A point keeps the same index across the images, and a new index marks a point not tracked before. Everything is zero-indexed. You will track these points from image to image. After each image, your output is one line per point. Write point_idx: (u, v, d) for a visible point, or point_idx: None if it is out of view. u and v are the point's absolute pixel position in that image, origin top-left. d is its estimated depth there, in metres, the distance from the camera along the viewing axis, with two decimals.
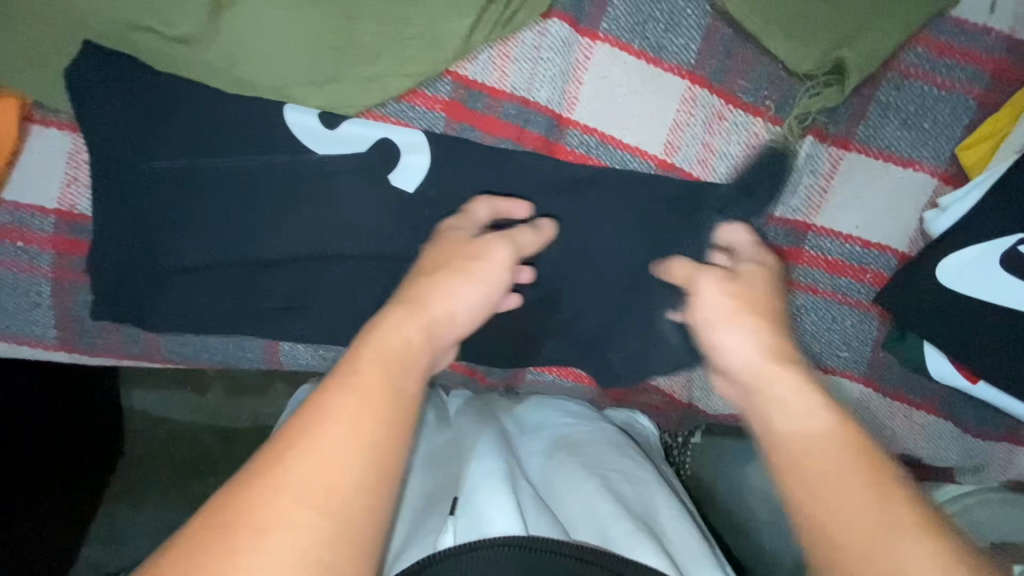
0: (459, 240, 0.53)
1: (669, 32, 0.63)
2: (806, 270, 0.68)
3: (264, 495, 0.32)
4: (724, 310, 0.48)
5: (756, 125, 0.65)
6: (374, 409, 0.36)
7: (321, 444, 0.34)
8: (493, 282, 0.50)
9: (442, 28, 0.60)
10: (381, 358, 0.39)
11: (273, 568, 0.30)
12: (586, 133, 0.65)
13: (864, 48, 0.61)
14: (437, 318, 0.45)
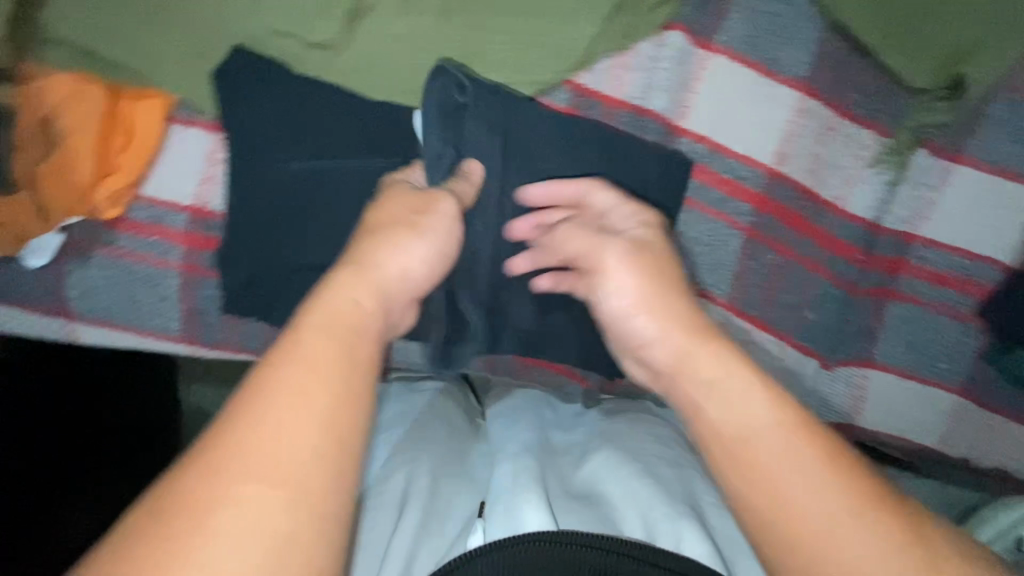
0: (405, 195, 0.54)
1: (784, 46, 0.64)
2: (909, 281, 0.70)
3: (229, 471, 0.32)
4: (639, 296, 0.50)
5: (865, 137, 0.66)
6: (324, 372, 0.37)
7: (274, 417, 0.35)
8: (441, 234, 0.52)
9: (567, 39, 0.63)
10: (325, 331, 0.39)
11: (249, 536, 0.31)
12: (696, 141, 0.67)
13: (987, 64, 0.61)
14: (384, 281, 0.46)
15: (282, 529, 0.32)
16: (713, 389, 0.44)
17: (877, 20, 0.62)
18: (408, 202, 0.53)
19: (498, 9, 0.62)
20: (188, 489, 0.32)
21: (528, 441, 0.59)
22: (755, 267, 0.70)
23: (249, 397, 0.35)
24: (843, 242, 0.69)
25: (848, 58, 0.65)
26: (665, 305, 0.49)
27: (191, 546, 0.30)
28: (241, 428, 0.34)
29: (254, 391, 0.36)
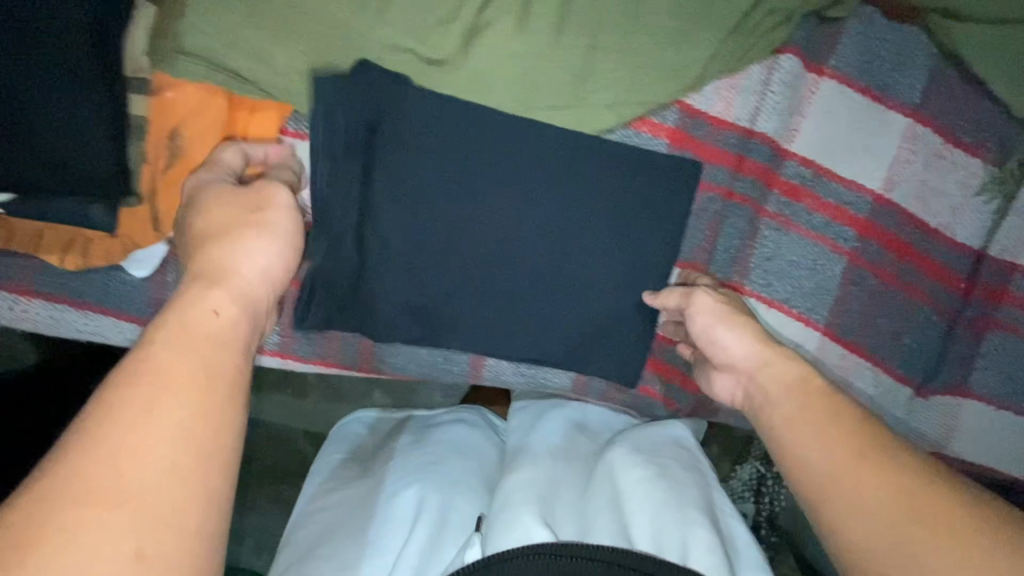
0: (230, 194, 0.51)
1: (895, 71, 0.64)
2: (1009, 310, 0.69)
3: (65, 486, 0.32)
4: (718, 312, 0.61)
5: (974, 166, 0.66)
6: (177, 385, 0.37)
7: (129, 428, 0.34)
8: (291, 230, 0.51)
9: (681, 59, 0.62)
10: (181, 342, 0.39)
11: (90, 556, 0.30)
12: (802, 165, 0.67)
13: None
14: (244, 289, 0.46)
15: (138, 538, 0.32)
16: (779, 378, 0.55)
17: (992, 46, 0.62)
18: (246, 198, 0.51)
19: (616, 27, 0.61)
20: (32, 506, 0.31)
21: (558, 439, 0.65)
22: (856, 293, 0.69)
23: (102, 415, 0.35)
24: (945, 269, 0.68)
25: (962, 86, 0.65)
26: (739, 322, 0.60)
27: (32, 563, 0.29)
28: (101, 446, 0.33)
29: (99, 406, 0.35)
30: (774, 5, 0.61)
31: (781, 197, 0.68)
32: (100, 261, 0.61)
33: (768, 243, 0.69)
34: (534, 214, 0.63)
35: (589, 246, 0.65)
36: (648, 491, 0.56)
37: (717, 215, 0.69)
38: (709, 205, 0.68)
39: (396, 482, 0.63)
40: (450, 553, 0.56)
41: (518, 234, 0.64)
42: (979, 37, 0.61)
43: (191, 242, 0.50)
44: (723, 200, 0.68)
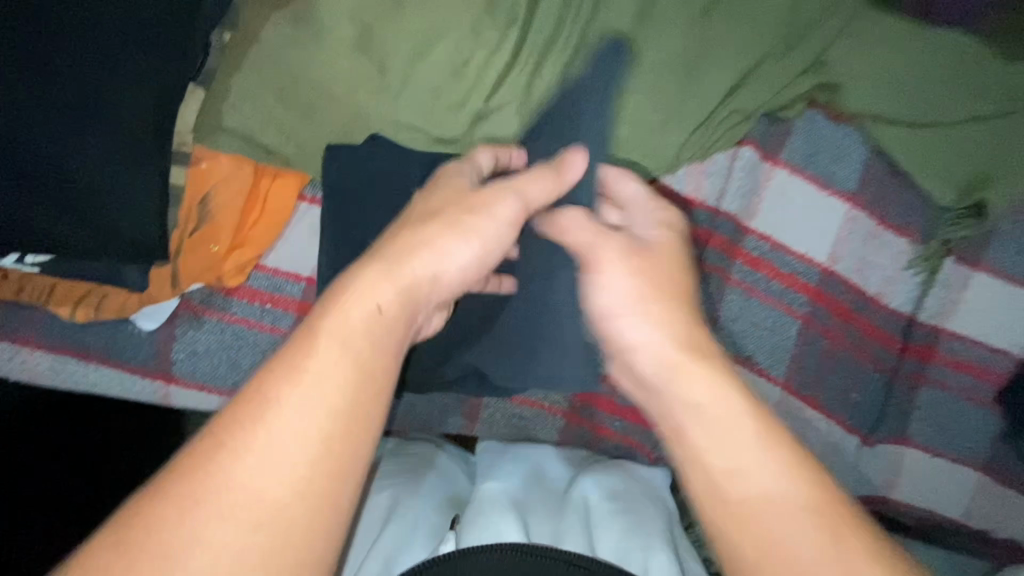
0: (457, 187, 0.53)
1: (834, 164, 0.76)
2: (938, 367, 0.79)
3: (239, 453, 0.36)
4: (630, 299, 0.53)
5: (902, 244, 0.77)
6: (341, 380, 0.39)
7: (297, 410, 0.37)
8: (485, 236, 0.50)
9: (659, 144, 0.72)
10: (347, 338, 0.40)
11: (260, 514, 0.35)
12: (761, 239, 0.77)
13: (1003, 192, 0.73)
14: (415, 282, 0.45)
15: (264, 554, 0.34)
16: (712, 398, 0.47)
17: (915, 146, 0.74)
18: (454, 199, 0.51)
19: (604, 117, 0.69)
20: (211, 462, 0.35)
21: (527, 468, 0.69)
22: (810, 351, 0.78)
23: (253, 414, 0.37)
24: (885, 331, 0.78)
25: (886, 178, 0.78)
26: (656, 311, 0.52)
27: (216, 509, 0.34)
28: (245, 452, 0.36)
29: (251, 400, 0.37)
30: (734, 106, 0.73)
31: (743, 266, 0.77)
32: (113, 314, 0.64)
33: (733, 307, 0.78)
34: None
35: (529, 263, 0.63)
36: (615, 520, 0.61)
37: None
38: None
39: (377, 485, 0.65)
40: (420, 552, 0.56)
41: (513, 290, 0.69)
42: (897, 140, 0.75)
43: (407, 217, 0.51)
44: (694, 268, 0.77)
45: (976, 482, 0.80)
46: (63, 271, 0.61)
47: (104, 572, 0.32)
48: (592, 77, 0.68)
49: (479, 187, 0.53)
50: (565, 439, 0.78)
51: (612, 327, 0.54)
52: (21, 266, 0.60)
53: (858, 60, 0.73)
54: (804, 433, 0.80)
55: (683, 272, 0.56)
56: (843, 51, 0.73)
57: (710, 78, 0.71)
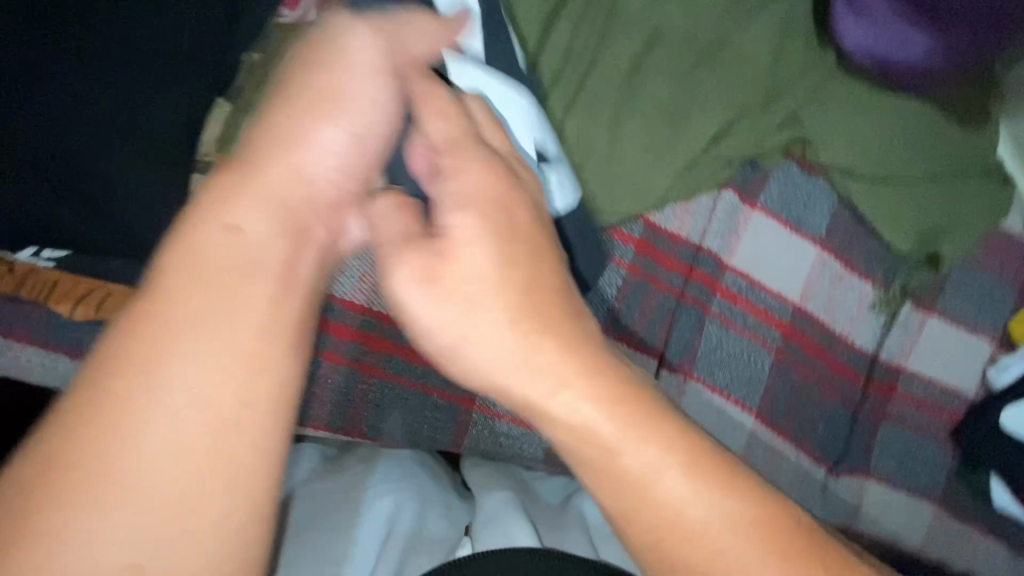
0: (313, 62, 0.47)
1: (807, 211, 0.83)
2: (897, 404, 0.85)
3: (102, 439, 0.34)
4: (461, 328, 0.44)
5: (866, 288, 0.84)
6: (214, 322, 0.37)
7: (161, 373, 0.35)
8: (358, 115, 0.47)
9: (649, 181, 0.78)
10: (204, 274, 0.39)
11: (149, 492, 0.34)
12: (739, 275, 0.82)
13: (951, 245, 0.83)
14: (286, 197, 0.44)
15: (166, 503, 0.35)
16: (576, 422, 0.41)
17: (876, 199, 0.83)
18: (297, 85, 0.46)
19: (600, 154, 0.77)
20: (67, 454, 0.33)
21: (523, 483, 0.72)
22: (781, 384, 0.83)
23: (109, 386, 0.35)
24: (850, 367, 0.84)
25: (852, 227, 0.85)
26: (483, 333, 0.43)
27: (88, 502, 0.33)
28: (112, 439, 0.34)
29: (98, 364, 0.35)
30: (717, 153, 0.80)
31: (721, 300, 0.82)
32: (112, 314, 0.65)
33: (711, 338, 0.82)
34: None
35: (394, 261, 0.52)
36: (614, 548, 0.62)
37: (672, 312, 0.81)
38: (665, 303, 0.81)
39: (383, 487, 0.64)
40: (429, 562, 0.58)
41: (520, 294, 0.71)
42: (860, 192, 0.83)
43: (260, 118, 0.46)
44: (676, 299, 0.81)
45: (933, 516, 0.85)
46: (82, 267, 0.65)
47: None
48: (590, 120, 0.77)
49: (336, 36, 0.48)
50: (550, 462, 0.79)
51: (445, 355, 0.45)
52: (34, 259, 0.63)
53: (825, 120, 0.82)
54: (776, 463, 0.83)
55: (518, 237, 0.46)
56: (812, 111, 0.82)
57: (695, 126, 0.79)
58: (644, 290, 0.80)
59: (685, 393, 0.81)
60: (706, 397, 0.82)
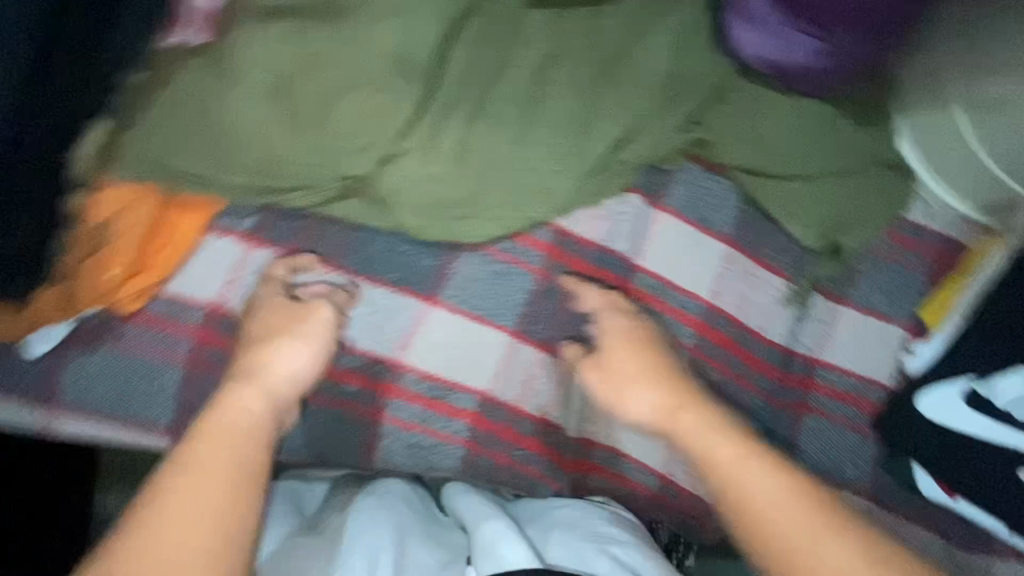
0: (280, 307, 0.70)
1: (714, 210, 0.85)
2: (817, 396, 0.86)
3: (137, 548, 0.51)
4: (646, 381, 0.76)
5: (778, 283, 0.85)
6: (207, 491, 0.54)
7: (172, 510, 0.53)
8: (315, 338, 0.69)
9: (552, 188, 0.80)
10: (212, 441, 0.58)
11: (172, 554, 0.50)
12: (649, 276, 0.83)
13: (852, 238, 0.86)
14: (273, 387, 0.64)
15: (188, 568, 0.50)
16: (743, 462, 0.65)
17: (777, 199, 0.86)
18: (634, 363, 0.75)
19: (504, 162, 0.78)
20: (122, 554, 0.50)
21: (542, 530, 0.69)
22: (699, 381, 0.84)
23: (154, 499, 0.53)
24: (766, 362, 0.85)
25: (760, 224, 0.86)
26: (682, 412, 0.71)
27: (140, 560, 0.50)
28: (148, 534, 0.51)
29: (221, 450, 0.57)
30: (621, 159, 0.82)
31: (636, 301, 0.83)
32: (9, 336, 0.69)
33: (628, 339, 0.83)
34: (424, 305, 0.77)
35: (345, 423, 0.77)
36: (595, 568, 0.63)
37: (587, 315, 0.82)
38: (580, 307, 0.82)
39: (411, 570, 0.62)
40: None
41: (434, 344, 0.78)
42: (760, 192, 0.86)
43: (248, 337, 0.68)
44: (590, 302, 0.82)
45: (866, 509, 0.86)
46: None
47: None
48: (493, 130, 0.78)
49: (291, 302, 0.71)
50: (466, 470, 0.78)
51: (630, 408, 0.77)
52: None
53: (726, 126, 0.86)
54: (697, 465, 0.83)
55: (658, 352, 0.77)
56: (710, 117, 0.86)
57: (599, 134, 0.81)
58: (558, 293, 0.82)
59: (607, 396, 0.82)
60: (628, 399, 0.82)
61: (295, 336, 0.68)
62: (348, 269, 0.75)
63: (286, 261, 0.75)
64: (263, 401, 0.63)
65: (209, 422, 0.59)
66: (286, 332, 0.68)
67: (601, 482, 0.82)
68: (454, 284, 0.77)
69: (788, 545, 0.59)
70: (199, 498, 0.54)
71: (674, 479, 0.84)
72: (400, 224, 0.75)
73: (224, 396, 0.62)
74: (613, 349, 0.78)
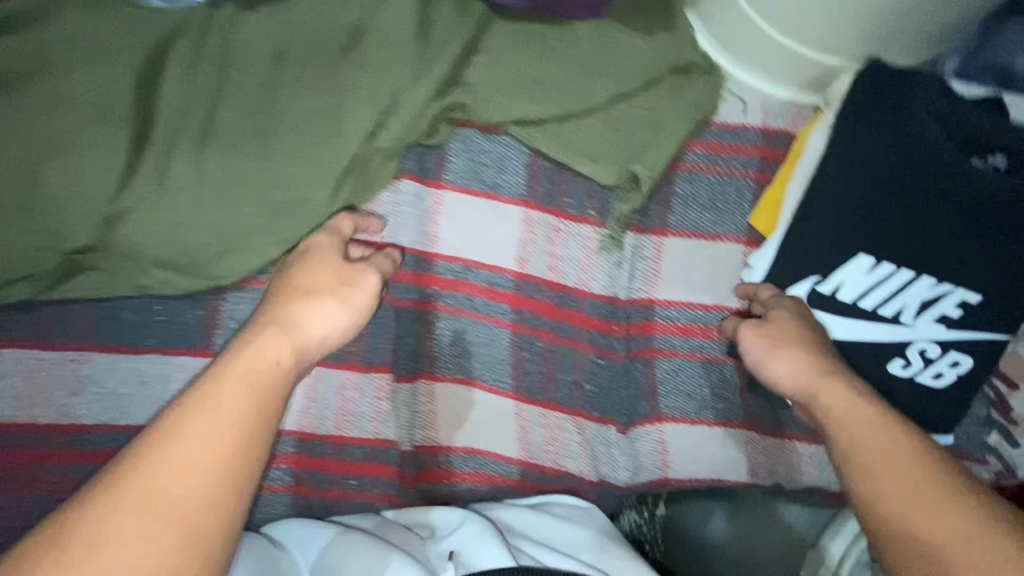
0: (329, 263, 0.67)
1: (499, 173, 0.79)
2: (663, 338, 0.80)
3: (139, 481, 0.46)
4: (766, 347, 0.70)
5: (586, 231, 0.78)
6: (220, 442, 0.50)
7: (177, 451, 0.48)
8: (358, 305, 0.65)
9: (309, 198, 0.74)
10: (243, 385, 0.54)
11: (175, 488, 0.46)
12: (448, 262, 0.78)
13: (649, 162, 0.77)
14: (304, 342, 0.61)
15: (194, 510, 0.46)
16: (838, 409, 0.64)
17: (564, 142, 0.78)
18: (790, 340, 0.69)
19: (253, 185, 0.72)
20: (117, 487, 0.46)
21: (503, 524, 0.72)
22: (528, 355, 0.79)
23: (175, 424, 0.49)
24: (596, 318, 0.79)
25: (554, 172, 0.79)
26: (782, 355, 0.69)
27: (136, 494, 0.45)
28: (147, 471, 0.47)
29: (255, 392, 0.54)
30: (380, 145, 0.75)
31: (442, 291, 0.78)
32: None
33: (443, 332, 0.78)
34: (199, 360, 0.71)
35: None
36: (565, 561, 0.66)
37: (390, 320, 0.77)
38: (381, 313, 0.77)
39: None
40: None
41: None
42: (542, 138, 0.78)
43: (284, 288, 0.65)
44: (391, 305, 0.77)
45: (746, 439, 0.82)
46: None
47: (93, 524, 0.44)
48: (232, 153, 0.72)
49: (348, 262, 0.68)
50: (299, 513, 0.76)
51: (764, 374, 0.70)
52: None
53: (489, 76, 0.77)
54: (548, 438, 0.80)
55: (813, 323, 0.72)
56: (474, 69, 0.77)
57: (351, 124, 0.74)
58: None
59: (437, 396, 0.78)
60: (461, 392, 0.78)
61: (320, 298, 0.64)
62: (106, 343, 0.70)
63: (31, 355, 0.68)
64: (288, 345, 0.58)
65: (240, 359, 0.55)
66: (327, 296, 0.64)
67: (454, 485, 0.79)
68: (228, 328, 0.72)
69: (903, 524, 0.54)
70: (215, 440, 0.50)
71: (536, 461, 0.80)
72: (145, 285, 0.70)
73: (256, 336, 0.58)
74: (773, 322, 0.71)
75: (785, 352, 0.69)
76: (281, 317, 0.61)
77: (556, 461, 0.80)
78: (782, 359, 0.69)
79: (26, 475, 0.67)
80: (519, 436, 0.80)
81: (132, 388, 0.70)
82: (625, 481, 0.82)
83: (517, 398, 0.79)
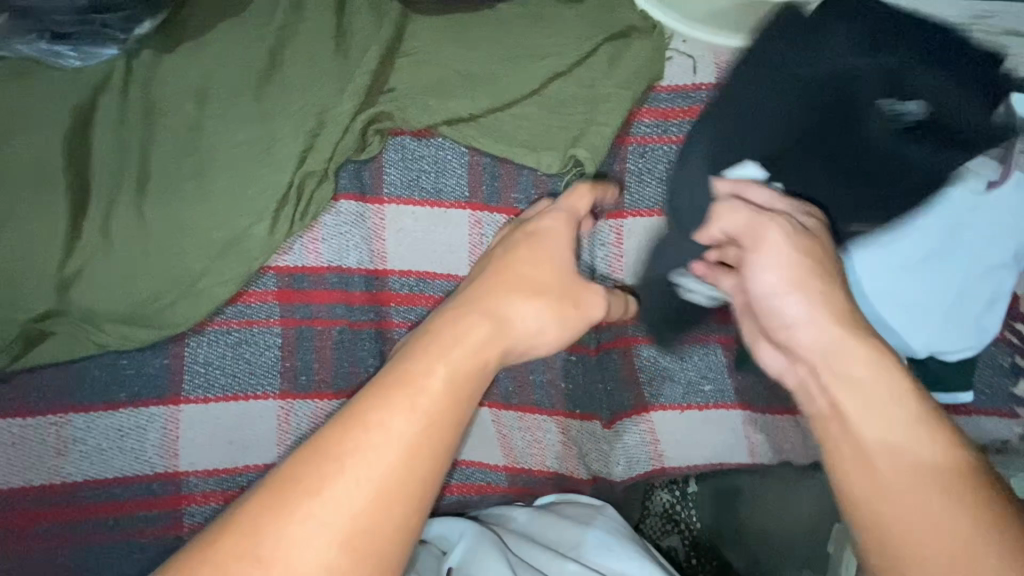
0: (550, 261, 0.55)
1: (440, 177, 0.76)
2: (637, 325, 0.76)
3: (308, 494, 0.38)
4: (791, 274, 0.49)
5: None
6: (426, 445, 0.40)
7: (354, 451, 0.39)
8: (568, 313, 0.54)
9: (249, 233, 0.73)
10: (455, 375, 0.43)
11: (344, 505, 0.38)
12: (402, 276, 0.77)
13: (590, 142, 0.73)
14: (516, 342, 0.49)
15: (376, 521, 0.38)
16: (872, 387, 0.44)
17: (502, 136, 0.75)
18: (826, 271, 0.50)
19: (197, 227, 0.72)
20: (287, 487, 0.38)
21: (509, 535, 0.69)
22: None
23: (351, 424, 0.39)
24: None
25: (496, 168, 0.76)
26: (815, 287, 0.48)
27: (299, 507, 0.37)
28: (318, 476, 0.38)
29: (461, 391, 0.43)
30: (314, 166, 0.73)
31: (400, 307, 0.77)
32: None
33: None
34: (171, 407, 0.73)
35: (153, 527, 0.72)
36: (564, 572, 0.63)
37: (353, 344, 0.76)
38: (343, 337, 0.76)
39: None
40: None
41: (198, 428, 0.73)
42: (478, 135, 0.75)
43: (495, 271, 0.53)
44: (351, 327, 0.76)
45: (743, 419, 0.77)
46: None
47: (258, 531, 0.37)
48: (174, 199, 0.72)
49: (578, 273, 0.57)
50: None
51: (772, 301, 0.50)
52: None
53: (413, 80, 0.75)
54: (534, 440, 0.77)
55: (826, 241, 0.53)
56: (397, 76, 0.75)
57: (283, 151, 0.72)
58: (311, 334, 0.76)
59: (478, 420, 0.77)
60: None
61: (523, 291, 0.52)
62: (84, 402, 0.72)
63: (13, 424, 0.71)
64: (500, 343, 0.48)
65: (463, 345, 0.45)
66: (552, 298, 0.53)
67: (443, 499, 0.78)
68: (196, 373, 0.74)
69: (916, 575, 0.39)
70: (416, 440, 0.40)
71: (524, 466, 0.78)
72: (108, 343, 0.72)
73: (464, 331, 0.46)
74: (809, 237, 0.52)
75: (830, 297, 0.48)
76: (492, 308, 0.49)
77: (547, 464, 0.78)
78: (812, 298, 0.48)
79: (27, 533, 0.70)
80: (502, 442, 0.77)
81: (113, 441, 0.72)
82: (620, 475, 0.78)
83: (498, 405, 0.77)
